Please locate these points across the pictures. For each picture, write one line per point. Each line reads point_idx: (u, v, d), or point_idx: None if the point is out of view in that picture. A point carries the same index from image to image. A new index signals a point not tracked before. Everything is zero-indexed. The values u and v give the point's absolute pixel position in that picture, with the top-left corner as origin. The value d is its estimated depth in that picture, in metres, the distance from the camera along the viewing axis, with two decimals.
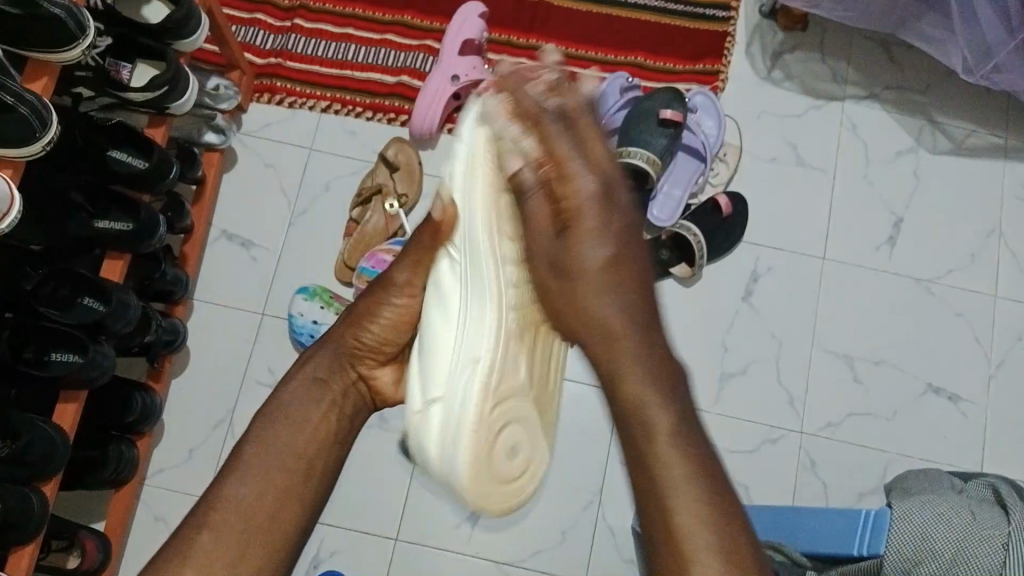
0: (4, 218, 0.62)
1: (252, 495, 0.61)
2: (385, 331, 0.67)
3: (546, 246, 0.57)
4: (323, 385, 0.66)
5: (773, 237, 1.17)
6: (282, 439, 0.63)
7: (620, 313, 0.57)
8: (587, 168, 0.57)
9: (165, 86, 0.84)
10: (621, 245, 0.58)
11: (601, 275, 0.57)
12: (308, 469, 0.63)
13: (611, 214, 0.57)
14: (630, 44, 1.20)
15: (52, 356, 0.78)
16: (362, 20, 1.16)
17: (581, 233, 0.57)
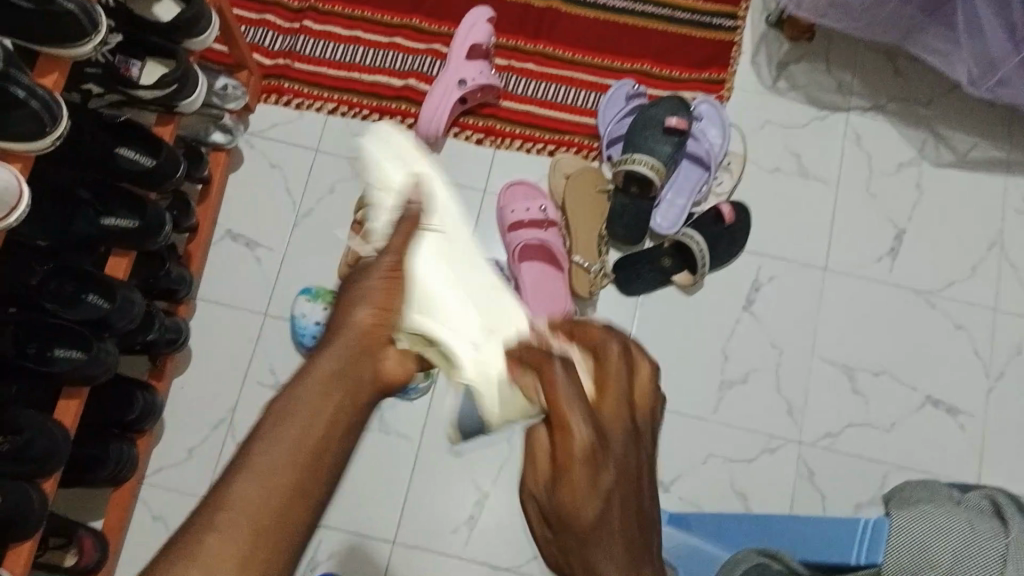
0: (14, 211, 0.62)
1: (262, 490, 0.42)
2: None
3: (542, 495, 0.41)
4: (338, 368, 0.47)
5: (777, 246, 1.18)
6: (298, 424, 0.44)
7: (612, 570, 0.38)
8: (585, 410, 0.41)
9: (173, 84, 0.84)
10: (614, 504, 0.39)
11: (588, 539, 0.39)
12: (312, 463, 0.44)
13: (605, 469, 0.40)
14: (637, 52, 1.20)
15: (56, 353, 0.78)
16: (370, 23, 1.16)
17: (571, 475, 0.39)
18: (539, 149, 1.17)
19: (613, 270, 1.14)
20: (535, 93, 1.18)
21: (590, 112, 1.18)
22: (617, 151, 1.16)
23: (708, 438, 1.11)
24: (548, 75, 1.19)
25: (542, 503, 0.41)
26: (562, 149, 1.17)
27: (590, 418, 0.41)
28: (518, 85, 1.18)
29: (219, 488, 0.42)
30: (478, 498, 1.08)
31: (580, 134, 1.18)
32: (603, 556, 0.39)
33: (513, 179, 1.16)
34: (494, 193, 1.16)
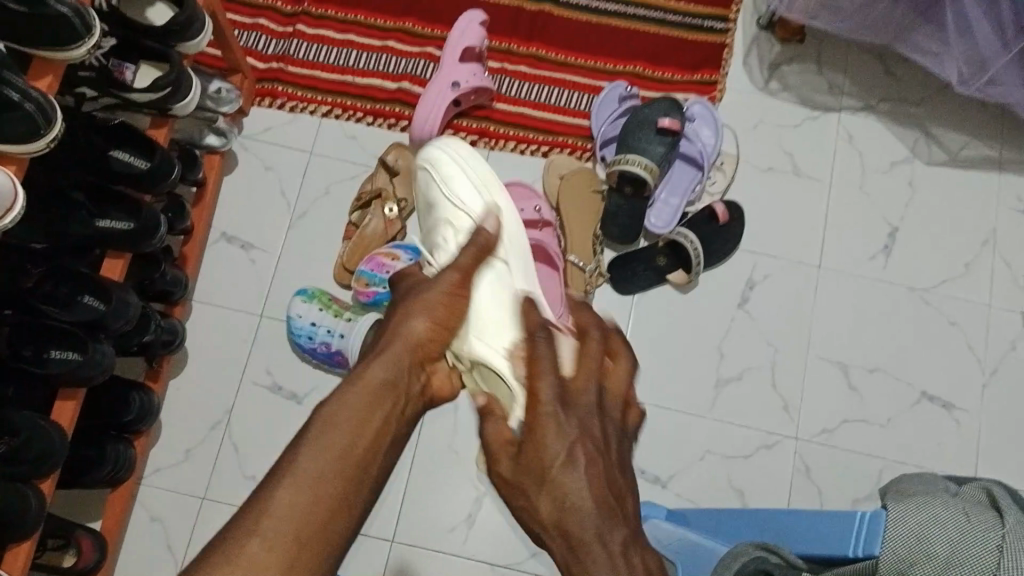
0: (8, 213, 0.62)
1: (302, 492, 0.46)
2: (434, 323, 0.59)
3: (508, 456, 0.50)
4: (385, 380, 0.54)
5: (770, 245, 1.18)
6: (343, 433, 0.50)
7: (580, 510, 0.46)
8: (555, 371, 0.50)
9: (167, 87, 0.84)
10: (578, 453, 0.47)
11: (556, 479, 0.47)
12: (345, 470, 0.48)
13: (570, 423, 0.48)
14: (629, 54, 1.21)
15: (52, 354, 0.78)
16: (364, 27, 1.17)
17: (536, 428, 0.48)
18: (533, 150, 1.17)
19: (608, 270, 1.14)
20: (528, 95, 1.19)
21: (584, 113, 1.19)
22: (610, 152, 1.17)
23: (703, 436, 1.12)
24: (541, 77, 1.19)
25: (512, 464, 0.49)
26: (556, 150, 1.18)
27: (564, 382, 0.50)
28: (511, 87, 1.19)
29: (264, 493, 0.46)
30: (475, 497, 1.08)
31: (574, 135, 1.18)
32: (568, 498, 0.46)
33: (508, 180, 1.17)
34: None
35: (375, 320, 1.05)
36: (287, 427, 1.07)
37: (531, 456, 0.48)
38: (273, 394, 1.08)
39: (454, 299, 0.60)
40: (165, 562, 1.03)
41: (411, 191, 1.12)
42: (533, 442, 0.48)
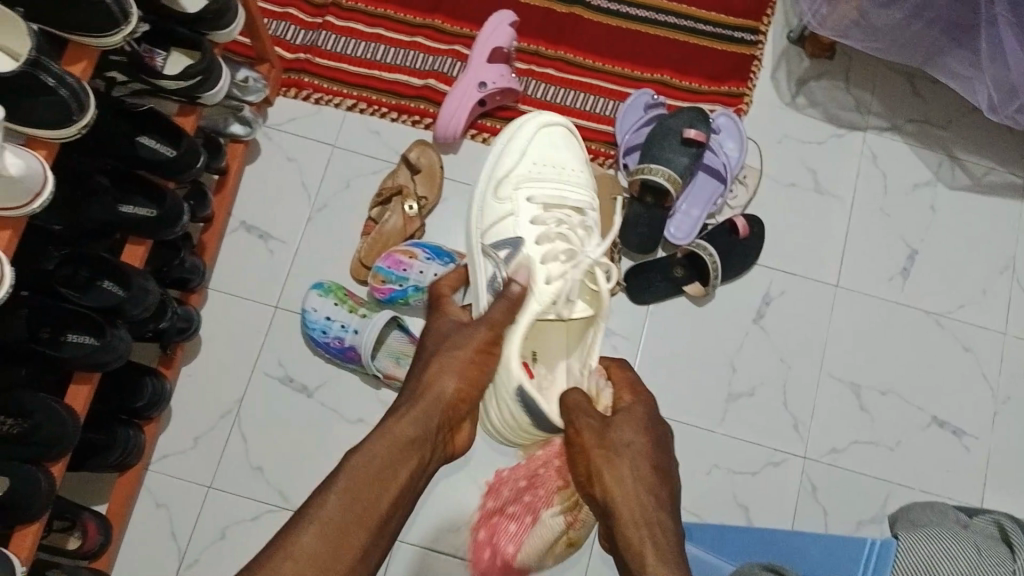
0: (37, 197, 0.63)
1: (323, 541, 0.55)
2: (464, 378, 0.65)
3: (591, 423, 0.66)
4: (416, 437, 0.62)
5: (791, 261, 1.18)
6: (368, 489, 0.58)
7: (641, 480, 0.63)
8: (628, 389, 0.70)
9: (199, 75, 0.85)
10: (641, 443, 0.65)
11: (628, 452, 0.64)
12: (365, 518, 0.57)
13: (650, 420, 0.67)
14: (658, 62, 1.20)
15: (68, 337, 0.78)
16: (393, 22, 1.17)
17: (618, 425, 0.66)
18: None
19: (624, 278, 1.14)
20: (554, 98, 1.18)
21: (608, 119, 1.18)
22: (632, 160, 1.16)
23: (711, 450, 1.11)
24: (568, 81, 1.19)
25: (597, 436, 0.65)
26: None
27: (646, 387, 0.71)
28: (538, 89, 1.18)
29: (293, 536, 0.55)
30: (480, 497, 1.08)
31: (598, 142, 1.18)
32: (637, 468, 0.63)
33: None
34: None
35: (389, 316, 1.04)
36: (296, 418, 1.07)
37: (598, 430, 0.66)
38: (283, 385, 1.08)
39: (482, 356, 0.67)
40: (168, 548, 1.03)
41: (431, 191, 1.11)
42: (602, 423, 0.66)
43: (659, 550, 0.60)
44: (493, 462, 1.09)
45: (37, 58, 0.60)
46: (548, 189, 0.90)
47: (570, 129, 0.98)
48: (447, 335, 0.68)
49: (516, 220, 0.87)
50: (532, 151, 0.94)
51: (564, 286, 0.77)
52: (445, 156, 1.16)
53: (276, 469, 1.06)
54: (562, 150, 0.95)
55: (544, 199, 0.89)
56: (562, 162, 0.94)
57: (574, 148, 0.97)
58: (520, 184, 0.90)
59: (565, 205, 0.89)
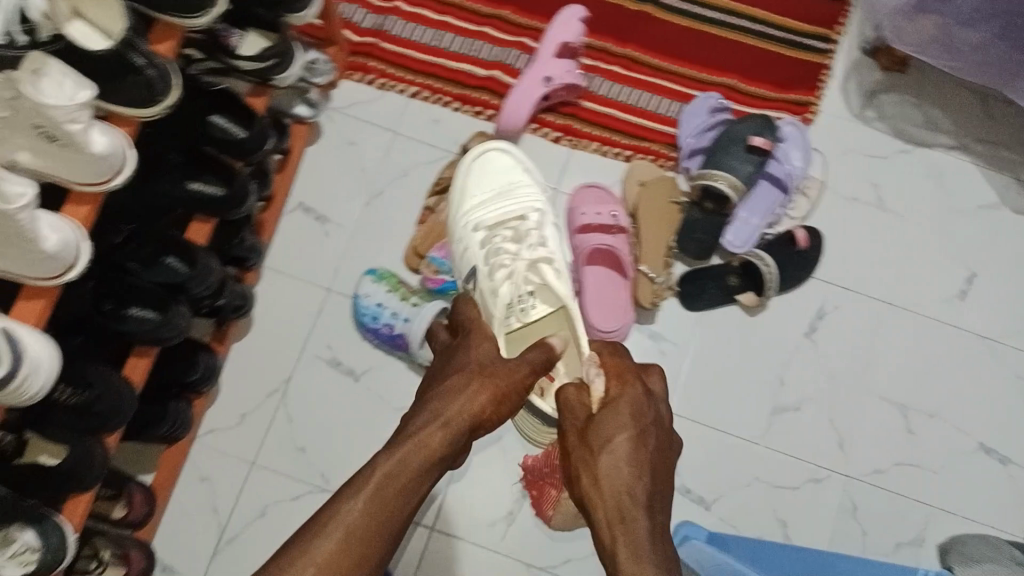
0: (118, 174, 0.65)
1: (343, 551, 0.57)
2: (492, 406, 0.64)
3: (577, 424, 0.66)
4: (440, 457, 0.62)
5: (847, 276, 1.16)
6: (386, 504, 0.59)
7: (618, 475, 0.61)
8: (616, 380, 0.67)
9: (273, 58, 0.85)
10: (622, 436, 0.63)
11: (606, 448, 0.62)
12: (385, 533, 0.59)
13: (640, 411, 0.65)
14: (725, 66, 1.18)
15: (131, 311, 0.78)
16: (462, 10, 1.16)
17: (602, 420, 0.64)
18: (615, 153, 1.16)
19: (678, 283, 1.13)
20: (617, 96, 1.17)
21: (672, 121, 1.16)
22: (694, 163, 1.14)
23: (753, 462, 1.10)
24: (633, 79, 1.17)
25: (579, 433, 0.66)
26: (639, 156, 1.16)
27: (636, 375, 0.67)
28: (602, 87, 1.17)
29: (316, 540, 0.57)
30: (519, 494, 1.08)
31: (659, 143, 1.16)
32: (613, 465, 0.62)
33: (584, 182, 1.15)
34: (566, 193, 1.15)
35: (440, 308, 1.04)
36: (341, 402, 1.08)
37: (583, 428, 0.66)
38: (331, 368, 1.09)
39: (513, 385, 0.65)
40: (209, 522, 1.04)
41: None
42: (585, 421, 0.66)
43: (632, 549, 0.59)
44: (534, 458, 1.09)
45: (130, 39, 0.61)
46: (488, 213, 0.97)
47: (507, 148, 1.04)
48: (478, 359, 0.66)
49: (469, 250, 0.95)
50: (474, 183, 1.01)
51: (513, 292, 0.86)
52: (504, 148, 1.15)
53: (319, 450, 1.06)
54: (499, 167, 1.02)
55: (486, 220, 0.96)
56: (512, 180, 1.00)
57: (514, 161, 1.02)
58: (467, 218, 0.98)
59: (503, 218, 0.96)
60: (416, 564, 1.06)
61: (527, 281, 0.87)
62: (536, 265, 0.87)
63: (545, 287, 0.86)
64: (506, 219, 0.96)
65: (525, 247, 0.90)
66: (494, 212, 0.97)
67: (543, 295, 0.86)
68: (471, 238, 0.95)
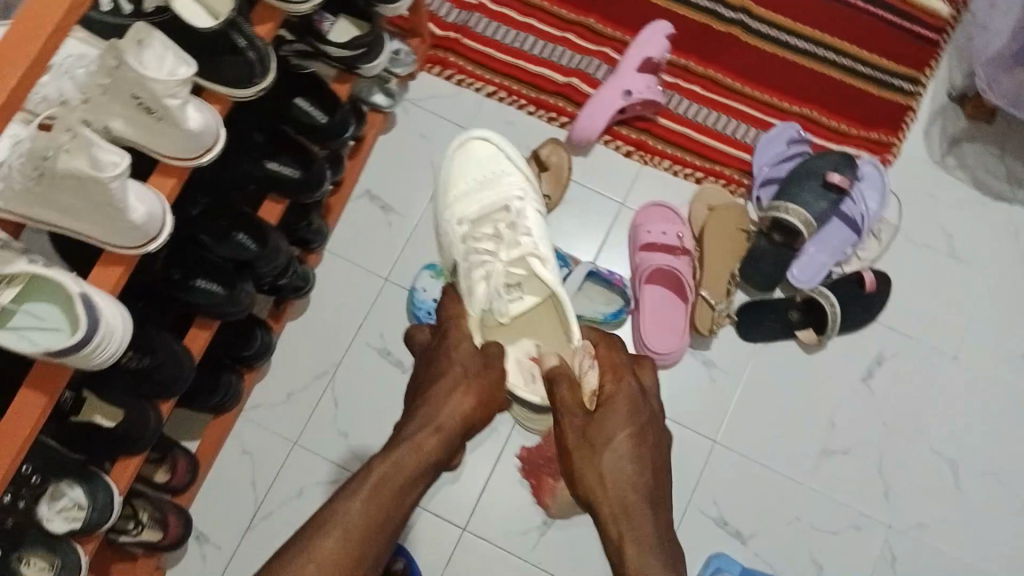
0: (209, 151, 0.66)
1: (341, 547, 0.59)
2: (473, 406, 0.66)
3: (575, 420, 0.64)
4: (433, 459, 0.64)
5: (910, 324, 1.13)
6: (380, 502, 0.61)
7: (620, 473, 0.61)
8: (611, 372, 0.67)
9: (362, 48, 0.84)
10: (623, 433, 0.63)
11: (608, 447, 0.62)
12: (382, 531, 0.61)
13: (636, 408, 0.64)
14: (807, 96, 1.16)
15: (198, 283, 0.79)
16: (548, 15, 1.16)
17: (604, 417, 0.64)
18: (686, 173, 1.14)
19: (738, 313, 1.11)
20: (694, 117, 1.15)
21: (747, 146, 1.15)
22: (767, 193, 1.13)
23: (793, 502, 1.09)
24: (712, 101, 1.16)
25: (578, 429, 0.64)
26: (710, 179, 1.14)
27: (631, 370, 0.67)
28: (681, 105, 1.16)
29: (313, 541, 0.59)
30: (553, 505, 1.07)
31: (732, 168, 1.15)
32: (617, 464, 0.61)
33: (651, 200, 1.14)
34: (632, 209, 1.14)
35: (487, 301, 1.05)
36: (387, 393, 1.08)
37: (581, 426, 0.64)
38: (380, 358, 1.09)
39: (491, 384, 0.68)
40: (246, 497, 1.05)
41: (555, 191, 1.11)
42: (585, 419, 0.64)
43: (638, 549, 0.59)
44: None
45: (234, 20, 0.62)
46: (474, 203, 0.87)
47: (485, 134, 0.93)
48: (449, 359, 0.68)
49: (451, 244, 0.84)
50: (451, 178, 0.91)
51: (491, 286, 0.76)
52: (575, 157, 1.15)
53: (361, 438, 1.07)
54: (485, 156, 0.91)
55: (469, 213, 0.86)
56: (502, 166, 0.91)
57: (501, 145, 0.93)
58: (452, 211, 0.87)
59: (488, 205, 0.86)
60: (444, 561, 1.06)
61: (511, 275, 0.79)
62: (523, 256, 0.79)
63: (533, 277, 0.79)
64: (489, 207, 0.86)
65: (511, 236, 0.82)
66: (482, 199, 0.87)
67: (528, 284, 0.79)
68: (454, 232, 0.84)
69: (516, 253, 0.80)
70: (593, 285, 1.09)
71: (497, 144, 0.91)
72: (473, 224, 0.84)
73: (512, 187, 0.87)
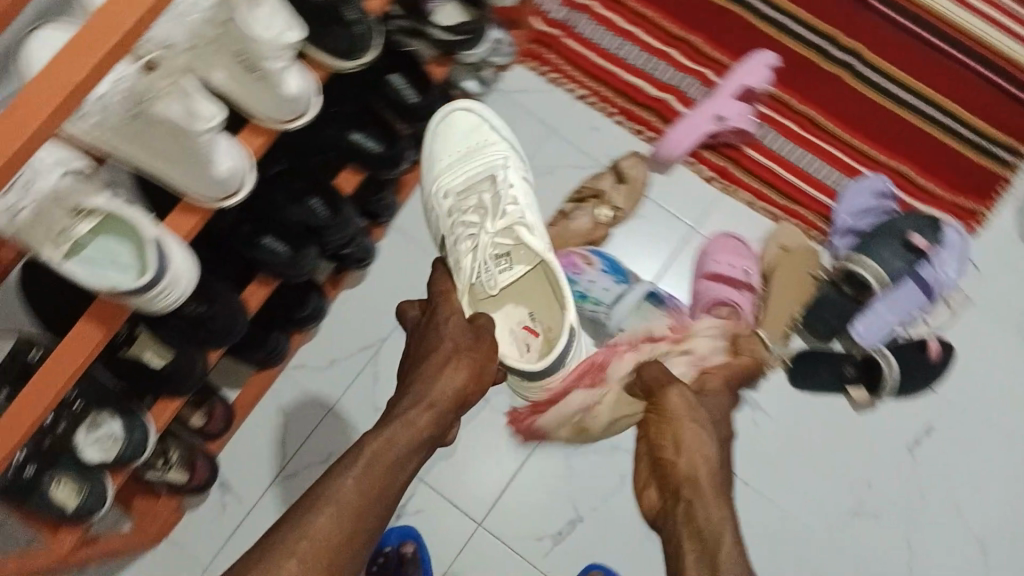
0: (301, 116, 0.67)
1: (335, 525, 0.61)
2: (463, 381, 0.69)
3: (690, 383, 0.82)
4: (427, 436, 0.67)
5: (968, 400, 1.10)
6: (373, 477, 0.64)
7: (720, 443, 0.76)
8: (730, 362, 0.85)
9: (466, 34, 0.87)
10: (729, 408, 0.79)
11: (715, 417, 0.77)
12: (377, 506, 0.64)
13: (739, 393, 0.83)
14: (902, 151, 1.13)
15: (265, 242, 0.79)
16: (653, 26, 1.14)
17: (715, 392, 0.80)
18: (765, 208, 1.12)
19: (791, 358, 1.08)
20: (783, 152, 1.13)
21: (831, 192, 1.12)
22: (845, 243, 1.09)
23: (814, 559, 1.06)
24: (804, 140, 1.13)
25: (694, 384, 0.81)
26: (787, 218, 1.12)
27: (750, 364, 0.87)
28: (771, 138, 1.13)
29: (308, 517, 0.61)
30: (572, 518, 1.07)
31: (812, 211, 1.12)
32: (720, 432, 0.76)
33: (723, 231, 1.11)
34: (703, 236, 1.12)
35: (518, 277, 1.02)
36: None
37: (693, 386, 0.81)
38: None
39: (480, 360, 0.71)
40: (274, 454, 1.06)
41: (628, 204, 1.08)
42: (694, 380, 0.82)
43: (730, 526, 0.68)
44: (596, 487, 1.07)
45: None
46: (463, 175, 0.90)
47: (475, 105, 0.95)
48: (436, 333, 0.72)
49: (444, 220, 0.87)
50: (436, 149, 0.92)
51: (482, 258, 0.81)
52: (654, 174, 1.13)
53: None
54: (469, 126, 0.93)
55: (455, 184, 0.89)
56: (488, 139, 0.93)
57: (487, 114, 0.95)
58: (441, 187, 0.90)
59: (478, 175, 0.90)
60: (455, 552, 1.06)
61: (499, 245, 0.83)
62: (510, 226, 0.84)
63: (519, 246, 0.84)
64: (476, 179, 0.90)
65: (497, 206, 0.86)
66: (467, 174, 0.90)
67: (515, 253, 0.84)
68: (446, 207, 0.88)
69: (499, 224, 0.84)
70: (654, 310, 1.01)
71: (482, 114, 0.94)
72: (461, 198, 0.88)
73: (498, 158, 0.91)
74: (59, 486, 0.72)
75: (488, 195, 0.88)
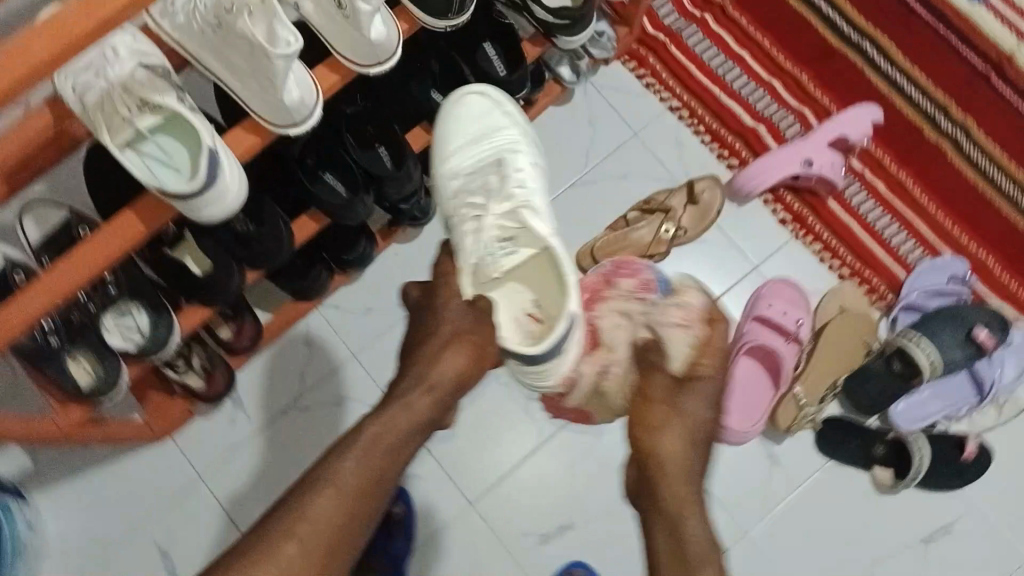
0: (383, 63, 0.66)
1: (336, 509, 0.61)
2: (466, 362, 0.67)
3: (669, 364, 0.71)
4: (427, 418, 0.66)
5: (997, 508, 1.04)
6: (374, 460, 0.64)
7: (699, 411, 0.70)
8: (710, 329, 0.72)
9: (567, 18, 0.83)
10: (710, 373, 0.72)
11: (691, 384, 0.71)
12: (379, 490, 0.64)
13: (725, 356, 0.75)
14: (989, 239, 1.08)
15: (325, 176, 0.79)
16: (762, 54, 1.11)
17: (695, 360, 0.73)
18: (833, 263, 1.08)
19: (821, 422, 1.05)
20: (865, 212, 1.09)
21: (906, 264, 1.08)
22: (907, 317, 1.06)
23: None
24: (890, 204, 1.09)
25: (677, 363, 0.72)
26: (853, 278, 1.08)
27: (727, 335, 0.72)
28: (856, 195, 1.09)
29: (306, 500, 0.61)
30: (563, 522, 1.06)
31: (881, 278, 1.07)
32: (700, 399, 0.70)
33: (782, 276, 1.08)
34: (762, 276, 1.09)
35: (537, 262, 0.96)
36: None
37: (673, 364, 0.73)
38: None
39: (483, 342, 0.68)
40: (291, 386, 1.08)
41: (693, 226, 1.06)
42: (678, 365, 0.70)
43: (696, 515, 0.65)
44: (593, 497, 1.07)
45: None
46: (472, 157, 0.81)
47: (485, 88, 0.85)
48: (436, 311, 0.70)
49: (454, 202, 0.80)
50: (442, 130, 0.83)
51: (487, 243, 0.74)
52: (728, 203, 1.10)
53: None
54: (476, 106, 0.83)
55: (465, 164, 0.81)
56: (501, 121, 0.84)
57: (495, 93, 0.85)
58: (449, 171, 0.81)
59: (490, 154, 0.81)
60: (442, 524, 1.06)
61: (504, 227, 0.76)
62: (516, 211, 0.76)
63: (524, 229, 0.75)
64: (487, 158, 0.81)
65: (507, 187, 0.78)
66: (476, 155, 0.81)
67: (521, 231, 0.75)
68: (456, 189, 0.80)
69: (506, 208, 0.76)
70: None
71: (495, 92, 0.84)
72: (471, 180, 0.81)
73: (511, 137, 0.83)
74: (78, 361, 0.74)
75: (498, 177, 0.80)
